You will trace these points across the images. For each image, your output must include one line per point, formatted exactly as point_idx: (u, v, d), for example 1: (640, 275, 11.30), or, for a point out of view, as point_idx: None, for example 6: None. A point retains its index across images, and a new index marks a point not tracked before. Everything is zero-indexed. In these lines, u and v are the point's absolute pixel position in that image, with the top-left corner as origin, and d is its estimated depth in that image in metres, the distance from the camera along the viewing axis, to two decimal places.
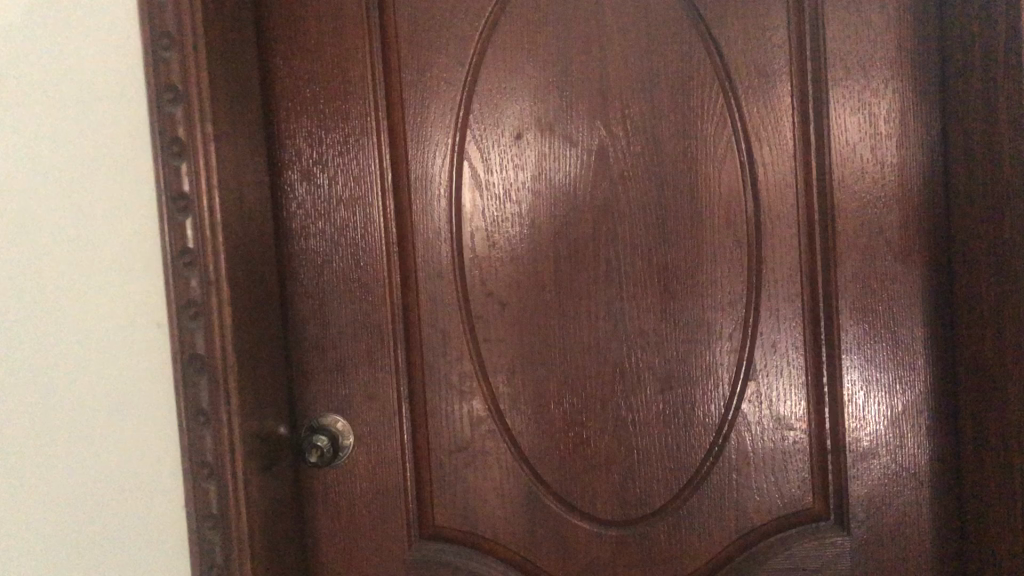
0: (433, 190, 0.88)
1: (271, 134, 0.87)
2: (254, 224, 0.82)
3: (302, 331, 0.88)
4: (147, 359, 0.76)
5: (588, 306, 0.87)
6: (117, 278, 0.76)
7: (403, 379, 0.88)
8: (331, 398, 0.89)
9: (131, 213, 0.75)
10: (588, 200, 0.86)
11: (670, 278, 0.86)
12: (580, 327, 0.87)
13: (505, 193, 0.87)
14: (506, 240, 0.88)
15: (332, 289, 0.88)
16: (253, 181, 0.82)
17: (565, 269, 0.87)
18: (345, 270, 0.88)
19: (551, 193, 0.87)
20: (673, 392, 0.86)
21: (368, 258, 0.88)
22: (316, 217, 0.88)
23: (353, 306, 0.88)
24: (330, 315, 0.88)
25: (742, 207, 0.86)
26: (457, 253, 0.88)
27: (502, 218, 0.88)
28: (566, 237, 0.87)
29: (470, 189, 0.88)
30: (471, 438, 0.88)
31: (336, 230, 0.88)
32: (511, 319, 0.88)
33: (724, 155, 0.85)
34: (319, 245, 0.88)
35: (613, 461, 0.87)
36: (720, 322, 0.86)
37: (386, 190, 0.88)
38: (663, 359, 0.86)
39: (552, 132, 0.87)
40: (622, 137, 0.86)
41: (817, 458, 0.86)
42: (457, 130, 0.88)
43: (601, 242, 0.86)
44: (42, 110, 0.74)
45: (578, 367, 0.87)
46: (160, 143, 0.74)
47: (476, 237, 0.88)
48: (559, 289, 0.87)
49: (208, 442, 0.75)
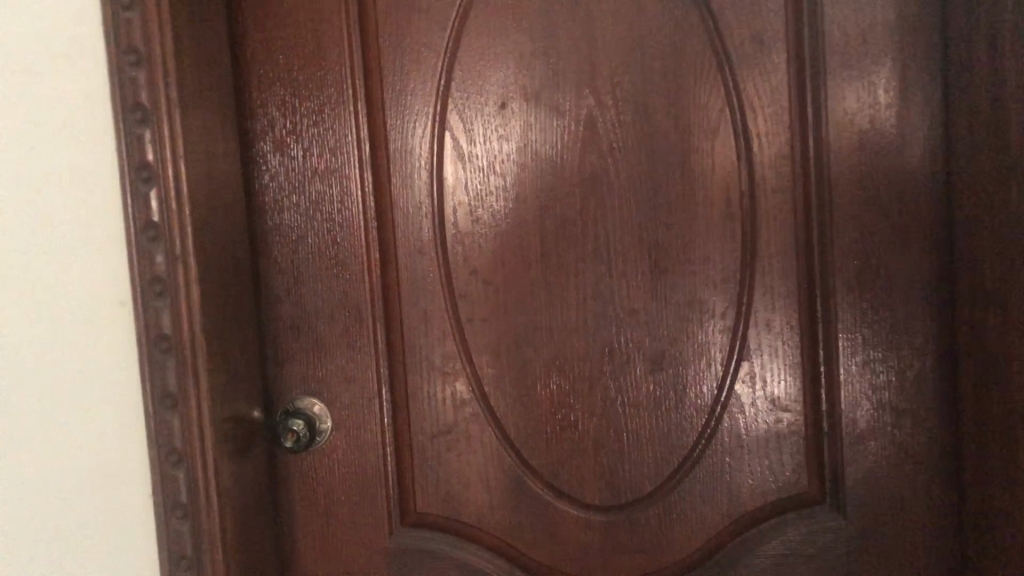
0: (414, 162, 0.84)
1: (243, 103, 0.83)
2: (225, 197, 0.78)
3: (277, 310, 0.85)
4: (113, 340, 0.72)
5: (576, 284, 0.83)
6: (79, 254, 0.71)
7: (383, 360, 0.85)
8: (307, 380, 0.85)
9: (95, 184, 0.71)
10: (576, 172, 0.83)
11: (661, 254, 0.82)
12: (567, 305, 0.83)
13: (489, 165, 0.83)
14: (489, 214, 0.84)
15: (308, 267, 0.84)
16: (223, 152, 0.78)
17: (552, 246, 0.83)
18: (321, 245, 0.84)
19: (538, 165, 0.83)
20: (663, 373, 0.83)
21: (345, 232, 0.84)
22: (290, 190, 0.84)
23: (330, 284, 0.84)
24: (306, 294, 0.84)
25: (736, 179, 0.82)
26: (438, 227, 0.84)
27: (486, 192, 0.84)
28: (552, 211, 0.83)
29: (452, 160, 0.84)
30: (454, 422, 0.85)
31: (310, 204, 0.84)
32: (496, 297, 0.84)
33: (718, 126, 0.82)
34: (293, 220, 0.84)
35: (601, 445, 0.84)
36: (713, 299, 0.82)
37: (364, 162, 0.84)
38: (653, 339, 0.83)
39: (538, 102, 0.83)
40: (612, 107, 0.82)
41: (812, 440, 0.83)
42: (439, 100, 0.83)
43: (590, 217, 0.83)
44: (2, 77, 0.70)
45: (566, 347, 0.84)
46: (122, 109, 0.70)
47: (458, 212, 0.84)
48: (546, 266, 0.83)
49: (176, 427, 0.71)
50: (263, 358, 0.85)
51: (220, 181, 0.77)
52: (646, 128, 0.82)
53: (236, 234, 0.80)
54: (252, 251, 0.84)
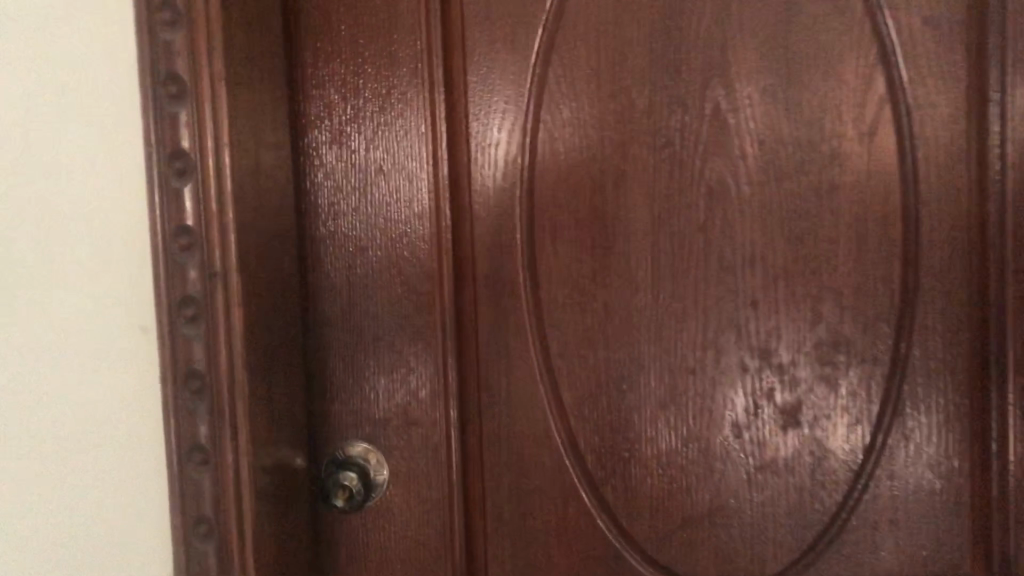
0: (499, 160, 0.69)
1: (294, 83, 0.69)
2: (273, 198, 0.63)
3: (329, 335, 0.70)
4: (132, 375, 0.56)
5: (693, 316, 0.68)
6: (95, 264, 0.56)
7: (453, 402, 0.70)
8: (361, 422, 0.70)
9: (115, 175, 0.55)
10: (701, 179, 0.67)
11: (801, 283, 0.67)
12: (682, 342, 0.68)
13: (590, 167, 0.68)
14: (590, 227, 0.69)
15: (366, 284, 0.69)
16: (270, 141, 0.63)
17: (667, 269, 0.68)
18: (384, 258, 0.69)
19: (653, 169, 0.68)
20: (797, 429, 0.68)
21: (413, 243, 0.69)
22: (349, 191, 0.69)
23: (393, 307, 0.69)
24: (364, 317, 0.69)
25: (896, 194, 0.66)
26: (527, 241, 0.69)
27: (586, 199, 0.68)
28: (669, 226, 0.68)
29: (545, 160, 0.69)
30: (537, 478, 0.70)
31: (372, 208, 0.69)
32: (593, 330, 0.69)
33: (878, 126, 0.66)
34: (351, 227, 0.69)
35: (717, 512, 0.69)
36: (862, 342, 0.67)
37: (440, 158, 0.69)
38: (786, 388, 0.68)
39: (655, 91, 0.67)
40: (749, 99, 0.67)
41: (978, 519, 0.67)
42: (532, 84, 0.69)
43: (716, 235, 0.68)
44: (10, 34, 0.55)
45: (679, 392, 0.69)
46: (150, 80, 0.54)
47: (550, 223, 0.69)
48: (657, 292, 0.68)
49: (207, 490, 0.56)
50: (309, 395, 0.70)
51: (269, 178, 0.62)
52: (789, 127, 0.66)
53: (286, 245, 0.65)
54: (300, 263, 0.69)
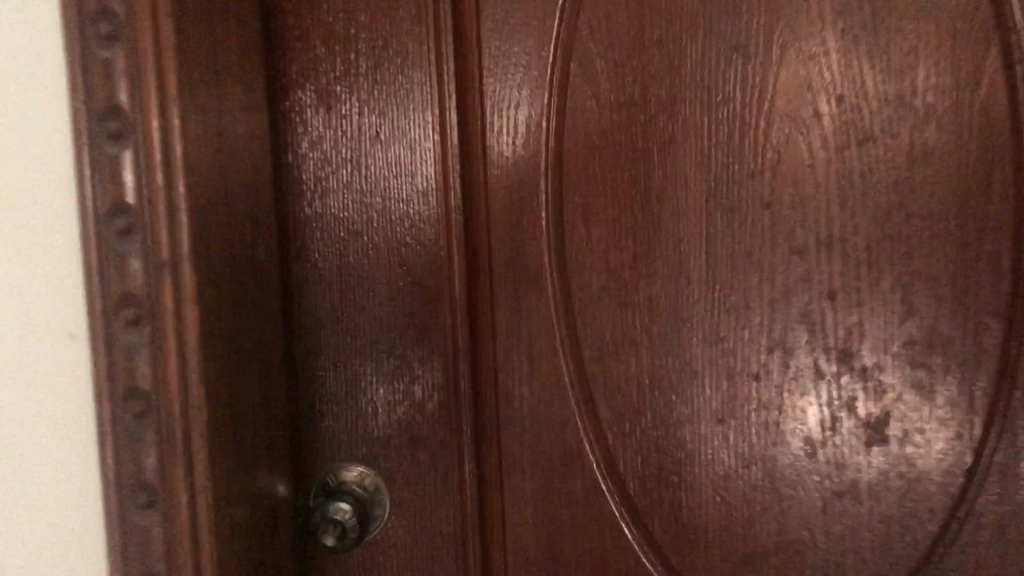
0: (521, 127, 0.57)
1: (272, 31, 0.57)
2: (243, 172, 0.51)
3: (316, 338, 0.58)
4: (60, 396, 0.44)
5: (757, 311, 0.56)
6: (11, 255, 0.43)
7: (466, 414, 0.58)
8: (356, 440, 0.59)
9: (37, 140, 0.43)
10: (766, 145, 0.55)
11: (891, 272, 0.54)
12: (743, 342, 0.56)
13: (630, 132, 0.56)
14: (630, 205, 0.57)
15: (361, 276, 0.58)
16: (237, 102, 0.51)
17: (725, 255, 0.56)
18: (381, 244, 0.58)
19: (707, 133, 0.55)
20: (883, 447, 0.55)
21: (416, 227, 0.57)
22: (339, 164, 0.57)
23: (393, 304, 0.58)
24: (358, 316, 0.58)
25: (1008, 160, 0.53)
26: (554, 224, 0.58)
27: (625, 172, 0.57)
28: (726, 202, 0.56)
29: (577, 126, 0.57)
30: (568, 501, 0.59)
31: (366, 183, 0.57)
32: (634, 329, 0.57)
33: (984, 76, 0.52)
34: (342, 207, 0.58)
35: (786, 546, 0.57)
36: (966, 340, 0.54)
37: (448, 123, 0.57)
38: (870, 398, 0.55)
39: (709, 37, 0.55)
40: (824, 45, 0.54)
41: None
42: (560, 33, 0.57)
43: (785, 213, 0.55)
44: None
45: (740, 404, 0.57)
46: (77, 16, 0.42)
47: (582, 203, 0.57)
48: (713, 283, 0.56)
49: (158, 538, 0.44)
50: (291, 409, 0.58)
51: (231, 143, 0.49)
52: (874, 79, 0.53)
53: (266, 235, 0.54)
54: (279, 250, 0.57)
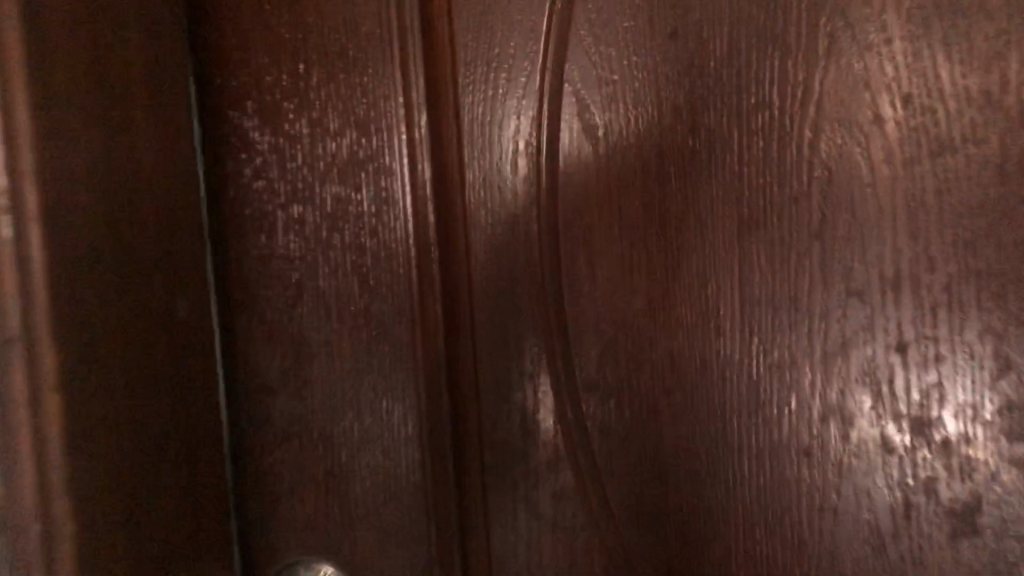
0: (506, 145, 0.46)
1: (201, 41, 0.48)
2: (146, 216, 0.40)
3: (267, 404, 0.49)
4: None
5: (807, 369, 0.44)
6: None
7: (448, 492, 0.49)
8: (318, 522, 0.50)
9: None
10: (813, 160, 0.43)
11: (981, 314, 0.41)
12: (788, 407, 0.45)
13: (640, 150, 0.45)
14: (642, 238, 0.45)
15: (316, 332, 0.48)
16: (145, 129, 0.41)
17: (763, 298, 0.44)
18: (340, 294, 0.48)
19: (737, 147, 0.44)
20: (974, 540, 0.42)
21: (380, 273, 0.47)
22: (288, 195, 0.48)
23: (356, 362, 0.48)
24: (315, 377, 0.48)
25: None
26: (550, 265, 0.46)
27: (635, 198, 0.45)
28: (763, 234, 0.44)
29: (573, 143, 0.46)
30: None
31: (320, 219, 0.47)
32: (652, 391, 0.46)
33: None
34: (291, 248, 0.48)
35: None
36: None
37: (416, 143, 0.47)
38: (956, 478, 0.42)
39: (738, 25, 0.43)
40: (884, 29, 0.41)
41: None
42: (551, 27, 0.45)
43: (839, 243, 0.43)
44: None
45: (787, 484, 0.45)
46: None
47: (584, 237, 0.46)
48: (749, 333, 0.45)
49: None
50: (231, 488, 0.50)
51: (127, 180, 0.39)
52: (951, 72, 0.40)
53: (191, 291, 0.45)
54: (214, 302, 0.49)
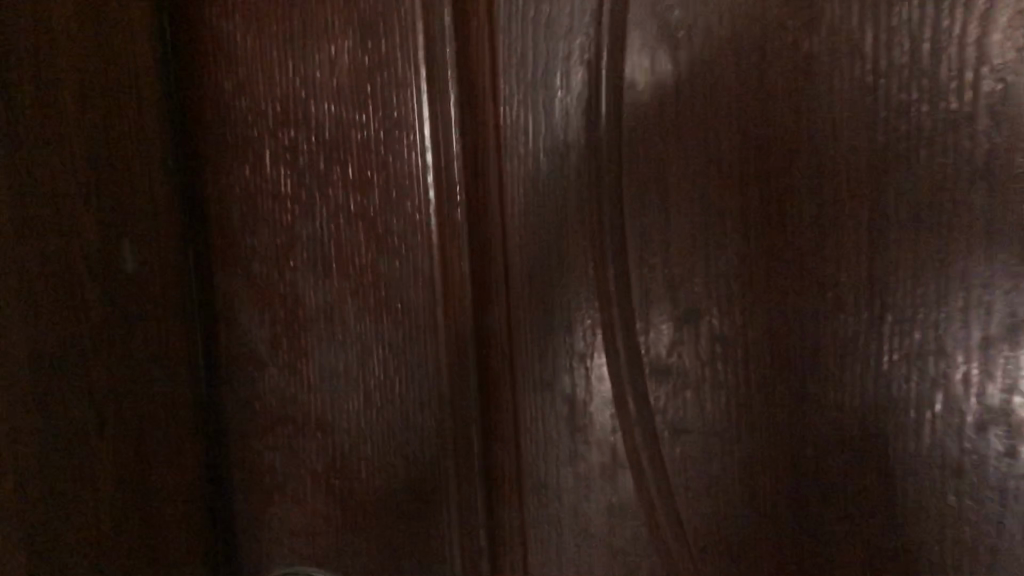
0: (554, 51, 0.35)
1: None
2: (60, 140, 0.31)
3: (253, 379, 0.39)
4: None
5: (960, 359, 0.32)
6: None
7: (477, 499, 0.38)
8: (318, 525, 0.40)
9: None
10: (980, 67, 0.30)
11: None
12: (931, 412, 0.32)
13: (734, 57, 0.33)
14: (733, 174, 0.34)
15: (312, 292, 0.38)
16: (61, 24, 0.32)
17: (903, 262, 0.32)
18: (340, 244, 0.38)
19: (871, 52, 0.32)
20: None
21: (389, 219, 0.37)
22: (275, 117, 0.37)
23: (361, 332, 0.38)
24: (310, 349, 0.39)
25: None
26: (611, 210, 0.35)
27: (726, 122, 0.34)
28: (903, 170, 0.32)
29: (644, 49, 0.34)
30: None
31: (316, 148, 0.37)
32: (742, 380, 0.35)
33: None
34: (280, 184, 0.38)
35: None
36: None
37: (436, 52, 0.36)
38: None
39: None
40: None
41: None
42: None
43: (1016, 183, 0.30)
44: None
45: (925, 516, 0.33)
46: None
47: (657, 175, 0.35)
48: (879, 307, 0.33)
49: None
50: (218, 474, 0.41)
51: (21, 92, 0.30)
52: None
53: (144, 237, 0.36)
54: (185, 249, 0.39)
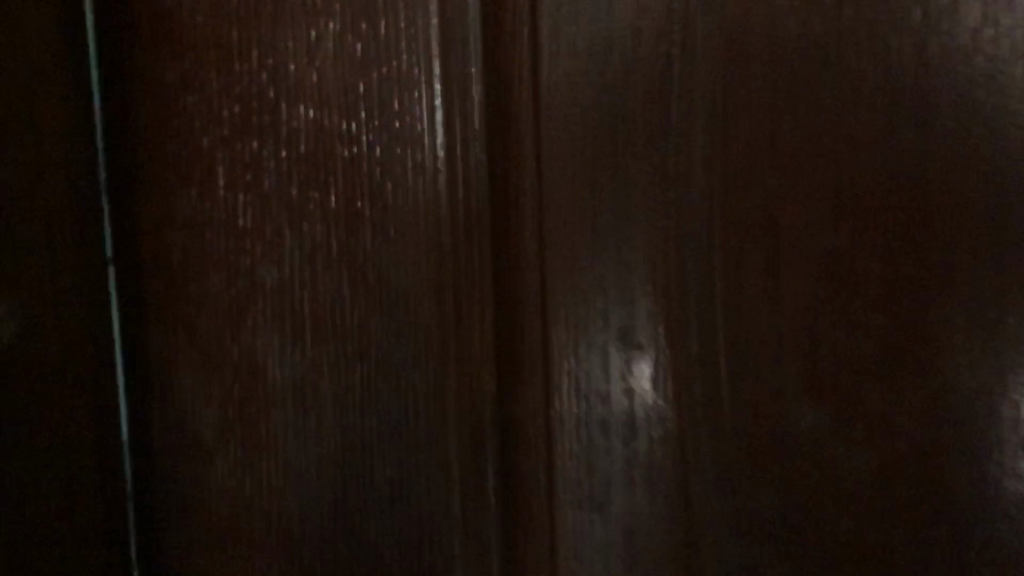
0: (619, 48, 0.26)
1: None
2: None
3: (196, 473, 0.29)
4: None
5: None
6: None
7: None
8: None
9: None
10: None
11: None
12: None
13: (875, 65, 0.24)
14: (871, 228, 0.24)
15: (276, 363, 0.28)
16: None
17: None
18: (316, 299, 0.27)
19: None
20: None
21: (385, 266, 0.27)
22: (233, 122, 0.27)
23: (341, 419, 0.28)
24: (270, 439, 0.28)
25: None
26: (697, 267, 0.26)
27: (863, 156, 0.24)
28: None
29: (745, 48, 0.25)
30: None
31: (288, 167, 0.27)
32: (872, 512, 0.25)
33: None
34: (237, 214, 0.28)
35: None
36: None
37: (464, 47, 0.26)
38: None
39: None
40: None
41: None
42: None
43: None
44: None
45: None
46: None
47: (761, 222, 0.25)
48: None
49: None
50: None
51: None
52: None
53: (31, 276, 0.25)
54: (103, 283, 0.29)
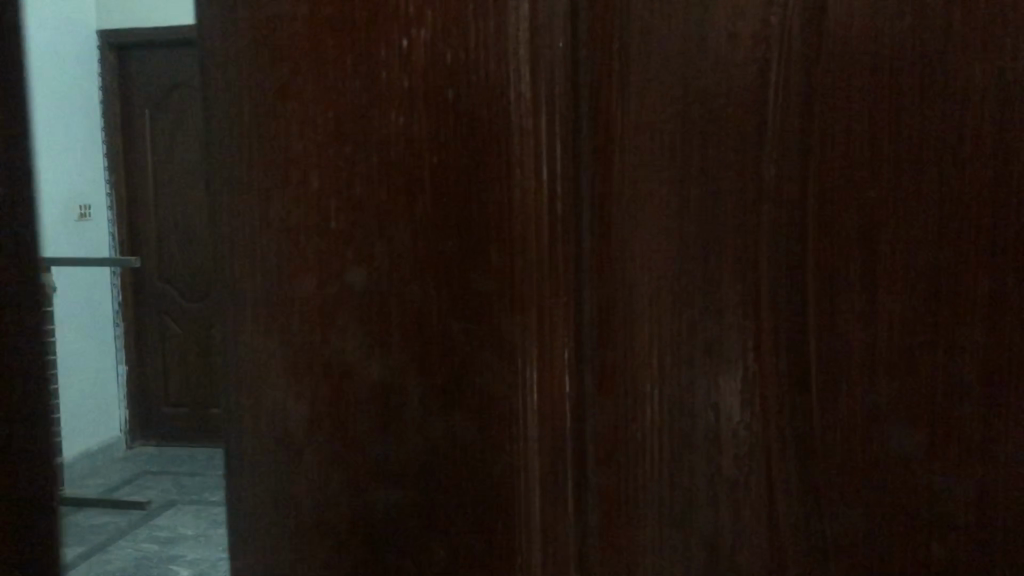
0: (711, 58, 0.25)
1: None
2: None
3: (281, 470, 0.29)
4: None
5: None
6: None
7: None
8: None
9: None
10: None
11: None
12: None
13: (983, 85, 0.24)
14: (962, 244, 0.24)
15: (359, 364, 0.28)
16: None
17: None
18: (399, 301, 0.28)
19: None
20: None
21: (470, 272, 0.27)
22: (325, 127, 0.28)
23: (422, 422, 0.28)
24: (351, 438, 0.28)
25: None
26: (786, 278, 0.26)
27: (968, 178, 0.24)
28: None
29: (845, 60, 0.25)
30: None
31: (377, 173, 0.28)
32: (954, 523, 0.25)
33: None
34: (327, 218, 0.28)
35: None
36: None
37: (554, 57, 0.27)
38: None
39: None
40: None
41: None
42: None
43: None
44: None
45: None
46: None
47: (852, 237, 0.25)
48: None
49: None
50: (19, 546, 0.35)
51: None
52: None
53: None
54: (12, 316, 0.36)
